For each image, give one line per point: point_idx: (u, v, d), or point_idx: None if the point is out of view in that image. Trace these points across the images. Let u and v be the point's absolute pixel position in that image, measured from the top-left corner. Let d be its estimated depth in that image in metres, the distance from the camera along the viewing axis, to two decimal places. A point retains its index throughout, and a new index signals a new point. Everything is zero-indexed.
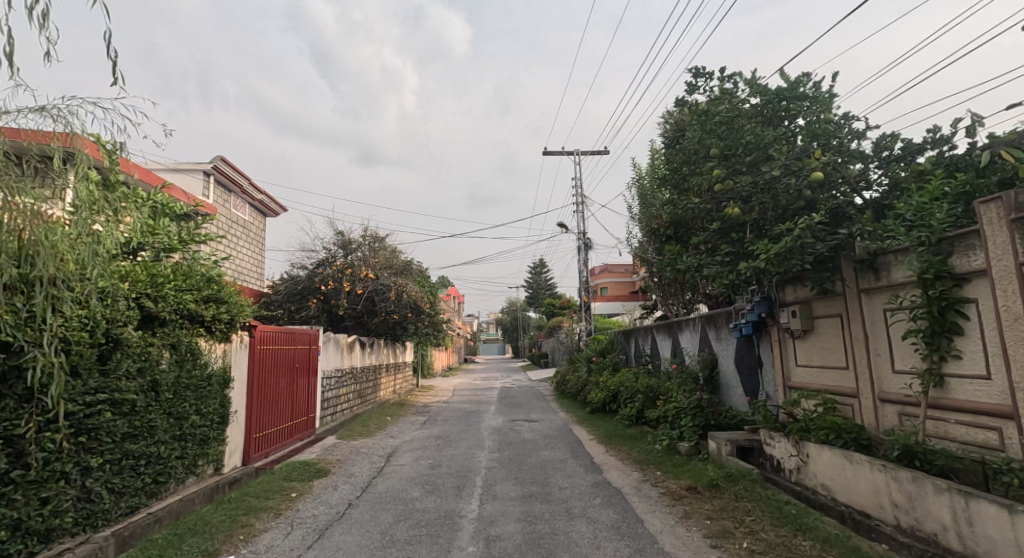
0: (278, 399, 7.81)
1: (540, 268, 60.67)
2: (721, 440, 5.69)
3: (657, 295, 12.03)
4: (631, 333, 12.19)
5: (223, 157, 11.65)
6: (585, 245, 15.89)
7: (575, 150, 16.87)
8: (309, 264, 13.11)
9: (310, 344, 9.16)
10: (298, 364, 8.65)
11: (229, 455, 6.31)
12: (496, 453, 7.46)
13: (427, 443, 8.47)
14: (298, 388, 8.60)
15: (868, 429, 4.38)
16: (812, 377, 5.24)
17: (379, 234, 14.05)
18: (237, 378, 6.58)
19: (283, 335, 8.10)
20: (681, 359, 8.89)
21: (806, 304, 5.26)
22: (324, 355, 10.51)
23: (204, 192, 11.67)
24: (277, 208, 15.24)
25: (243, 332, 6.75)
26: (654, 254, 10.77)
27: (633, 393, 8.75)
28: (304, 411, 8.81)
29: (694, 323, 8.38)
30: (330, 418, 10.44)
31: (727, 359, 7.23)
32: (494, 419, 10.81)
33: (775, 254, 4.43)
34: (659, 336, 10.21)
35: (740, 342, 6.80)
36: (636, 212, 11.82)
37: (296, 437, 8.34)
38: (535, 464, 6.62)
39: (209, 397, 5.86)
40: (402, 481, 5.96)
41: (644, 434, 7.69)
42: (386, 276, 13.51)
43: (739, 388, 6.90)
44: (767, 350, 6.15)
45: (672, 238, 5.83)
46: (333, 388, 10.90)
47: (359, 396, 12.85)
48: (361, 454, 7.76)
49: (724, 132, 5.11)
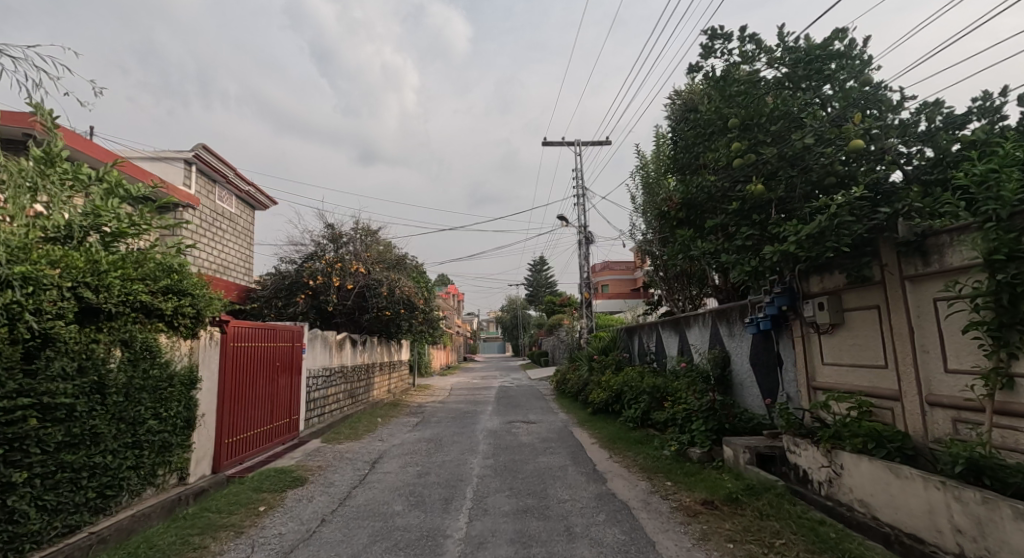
0: (256, 401, 7.25)
1: (540, 265, 60.07)
2: (738, 447, 5.12)
3: (661, 290, 11.47)
4: (635, 330, 11.62)
5: (205, 146, 11.08)
6: (586, 239, 15.32)
7: (575, 141, 16.27)
8: (297, 258, 12.54)
9: (292, 341, 8.59)
10: (279, 363, 8.09)
11: (196, 464, 5.75)
12: (490, 458, 6.88)
13: (416, 448, 7.89)
14: (279, 388, 8.04)
15: (913, 437, 3.81)
16: (842, 377, 4.68)
17: (371, 227, 13.47)
18: (206, 379, 6.01)
19: (262, 331, 7.54)
20: (689, 357, 8.33)
21: (836, 295, 4.69)
22: (310, 353, 9.94)
23: (185, 182, 11.09)
24: (266, 200, 14.66)
25: (213, 328, 6.18)
26: (659, 246, 10.20)
27: (638, 394, 8.16)
28: (286, 413, 8.24)
29: (704, 319, 7.83)
30: (316, 420, 9.89)
31: (741, 357, 6.67)
32: (490, 421, 10.24)
33: (806, 236, 3.86)
34: (665, 334, 9.65)
35: (756, 338, 6.23)
36: (639, 203, 11.25)
37: (276, 441, 7.79)
38: (532, 471, 6.05)
39: (171, 400, 5.29)
40: (384, 493, 5.38)
41: (650, 438, 7.12)
42: (377, 271, 12.95)
43: (754, 388, 6.34)
44: (788, 347, 5.58)
45: (682, 222, 5.27)
46: (320, 387, 10.34)
47: (349, 396, 12.29)
48: (345, 459, 7.20)
49: (743, 100, 4.54)
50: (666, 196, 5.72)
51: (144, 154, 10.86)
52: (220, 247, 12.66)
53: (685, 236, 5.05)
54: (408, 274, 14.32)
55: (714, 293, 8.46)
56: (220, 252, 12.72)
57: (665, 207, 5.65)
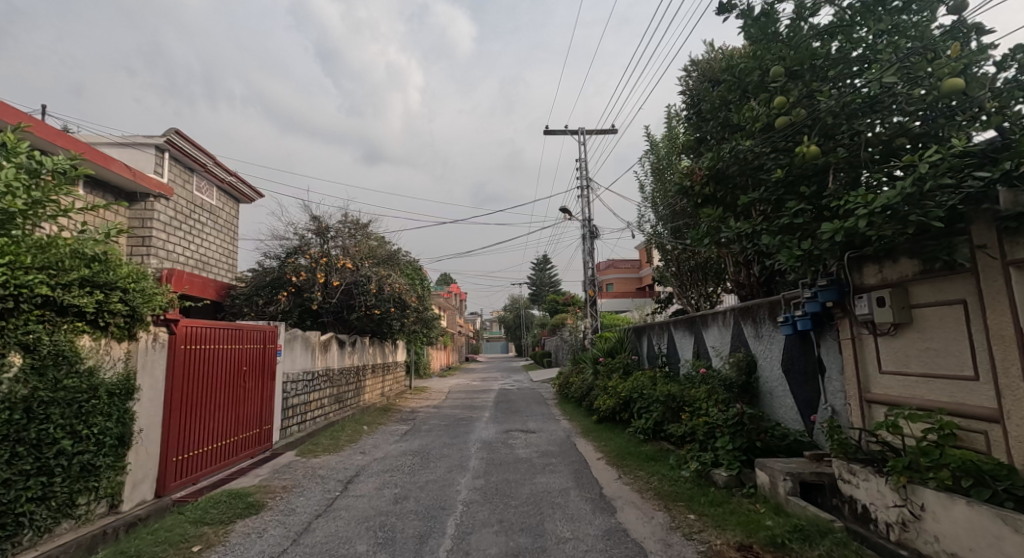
0: (217, 411, 6.41)
1: (544, 264, 59.07)
2: (776, 471, 4.20)
3: (673, 286, 10.55)
4: (645, 329, 10.71)
5: (178, 132, 10.25)
6: (591, 233, 14.41)
7: (580, 130, 15.34)
8: (280, 252, 11.63)
9: (263, 343, 7.73)
10: (247, 367, 7.23)
11: (132, 489, 4.87)
12: (481, 478, 6.00)
13: (401, 463, 7.02)
14: (246, 396, 7.17)
15: (1022, 472, 2.92)
16: (908, 390, 3.77)
17: (361, 220, 12.62)
18: (147, 388, 5.15)
19: (225, 332, 6.69)
20: (706, 360, 7.45)
21: (902, 287, 3.78)
22: (290, 355, 9.10)
23: (157, 170, 10.26)
24: (250, 192, 13.82)
25: (158, 328, 5.34)
26: (672, 238, 9.29)
27: (651, 403, 7.23)
28: (255, 423, 7.39)
29: (724, 318, 6.92)
30: (295, 429, 9.05)
31: (771, 363, 5.77)
32: (485, 429, 9.39)
33: (881, 210, 2.96)
34: (678, 334, 8.74)
35: (791, 340, 5.31)
36: (648, 192, 10.35)
37: (241, 455, 6.92)
38: (528, 497, 5.16)
39: (96, 415, 4.41)
40: (350, 525, 4.52)
41: (665, 455, 6.23)
42: (366, 267, 12.12)
43: (788, 399, 5.42)
44: (831, 350, 4.68)
45: (708, 201, 4.37)
46: (301, 393, 9.49)
47: (336, 401, 11.45)
48: (316, 477, 6.32)
49: (789, 43, 3.66)
50: (686, 169, 4.83)
51: (112, 140, 10.03)
52: (199, 242, 11.85)
53: (711, 216, 4.16)
54: (400, 270, 13.51)
55: (736, 290, 7.54)
56: (199, 247, 11.89)
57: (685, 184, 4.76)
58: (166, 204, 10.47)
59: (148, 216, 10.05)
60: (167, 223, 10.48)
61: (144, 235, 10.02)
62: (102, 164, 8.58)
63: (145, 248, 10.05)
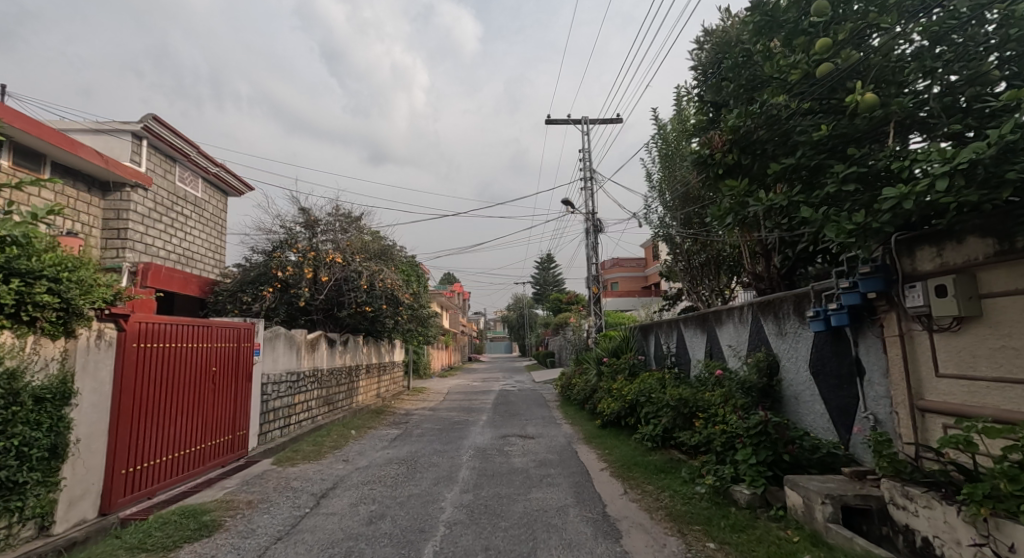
0: (179, 416, 5.81)
1: (548, 262, 58.40)
2: (812, 492, 3.54)
3: (682, 281, 9.90)
4: (652, 328, 10.05)
5: (155, 117, 9.66)
6: (595, 227, 13.74)
7: (583, 120, 14.68)
8: (265, 246, 11.11)
9: (238, 342, 7.14)
10: (216, 368, 6.64)
11: (68, 508, 4.25)
12: (470, 492, 5.38)
13: (384, 473, 6.39)
14: (215, 399, 6.56)
15: None
16: (977, 397, 3.11)
17: (353, 214, 12.01)
18: (89, 391, 4.54)
19: (191, 329, 6.11)
20: (720, 361, 6.79)
21: (969, 273, 3.12)
22: (271, 355, 8.51)
23: (134, 159, 9.69)
24: (240, 185, 13.24)
25: (103, 324, 4.72)
26: (681, 229, 8.64)
27: (660, 408, 6.58)
28: (226, 428, 6.78)
29: (741, 314, 6.26)
30: (278, 434, 8.48)
31: (796, 364, 5.10)
32: (481, 434, 8.77)
33: (964, 169, 2.30)
34: (689, 332, 8.08)
35: (821, 338, 4.65)
36: (656, 180, 9.70)
37: (209, 464, 6.31)
38: (520, 517, 4.52)
39: (21, 424, 3.79)
40: (313, 552, 3.89)
41: (677, 466, 5.58)
42: (357, 262, 11.52)
43: (819, 405, 4.75)
44: (873, 349, 4.01)
45: (732, 171, 3.78)
46: (284, 396, 8.90)
47: (325, 403, 10.87)
48: (288, 490, 5.69)
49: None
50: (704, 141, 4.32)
51: (86, 126, 9.48)
52: (182, 235, 11.27)
53: (734, 188, 3.55)
54: (395, 265, 12.91)
55: (753, 284, 6.88)
56: (183, 241, 11.31)
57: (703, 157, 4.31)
58: (144, 195, 9.90)
59: (125, 207, 9.49)
60: (145, 215, 9.91)
61: (118, 227, 9.44)
62: (68, 150, 8.07)
63: (121, 241, 9.47)
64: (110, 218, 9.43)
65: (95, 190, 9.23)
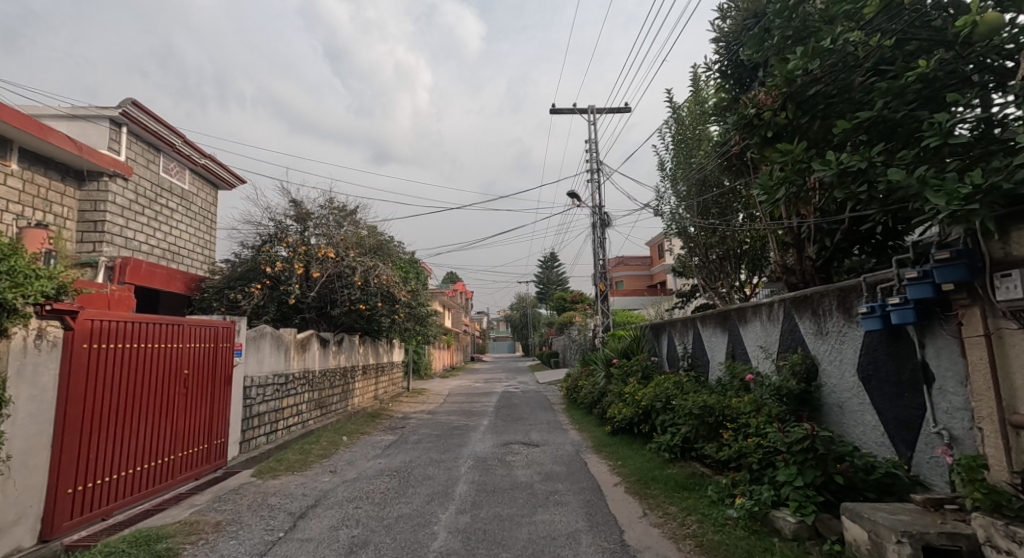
0: (144, 425, 5.21)
1: (551, 261, 57.69)
2: (882, 528, 2.88)
3: (697, 277, 9.26)
4: (665, 327, 9.39)
5: (136, 102, 9.08)
6: (602, 222, 13.10)
7: (589, 108, 14.00)
8: (254, 241, 10.52)
9: (214, 342, 6.54)
10: (189, 370, 6.04)
11: None
12: (468, 512, 4.75)
13: (373, 487, 5.77)
14: (188, 405, 5.96)
15: None
16: None
17: (348, 207, 11.44)
18: (26, 400, 3.92)
19: (156, 328, 5.51)
20: (745, 363, 6.14)
21: None
22: (256, 356, 7.91)
23: (112, 146, 9.09)
24: (231, 178, 12.70)
25: (43, 322, 4.10)
26: (698, 220, 8.02)
27: (679, 415, 5.93)
28: (201, 437, 6.18)
29: (771, 311, 5.60)
30: (262, 441, 7.88)
31: (840, 368, 4.46)
32: (482, 441, 8.15)
33: None
34: (708, 332, 7.41)
35: (872, 339, 4.01)
36: (668, 168, 9.08)
37: (179, 477, 5.69)
38: (525, 546, 3.87)
39: None
40: None
41: (701, 483, 4.94)
42: (351, 257, 10.92)
43: (870, 416, 4.10)
44: (944, 351, 3.36)
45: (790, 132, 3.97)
46: (271, 400, 8.30)
47: (318, 406, 10.28)
48: (263, 509, 5.05)
49: None
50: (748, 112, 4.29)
51: (60, 111, 8.88)
52: (167, 229, 10.67)
53: (791, 152, 3.56)
54: (392, 261, 12.33)
55: (782, 277, 6.24)
56: (168, 235, 10.72)
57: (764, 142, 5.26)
58: (124, 185, 9.31)
59: (102, 198, 8.90)
60: (125, 207, 9.32)
61: (95, 219, 8.84)
62: (37, 136, 7.45)
63: (98, 234, 8.87)
64: (86, 210, 8.84)
65: (69, 180, 8.64)
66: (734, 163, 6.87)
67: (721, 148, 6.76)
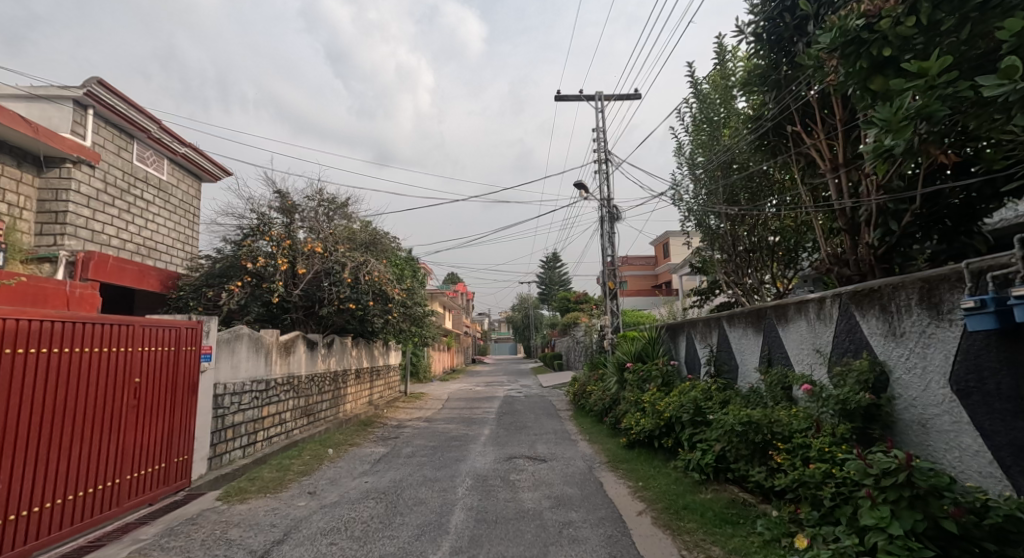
0: (81, 445, 4.39)
1: (552, 261, 56.89)
2: None
3: (719, 273, 8.42)
4: (683, 327, 8.54)
5: (102, 81, 8.27)
6: (611, 216, 12.25)
7: (596, 95, 13.17)
8: (234, 235, 9.70)
9: (175, 346, 5.70)
10: (143, 379, 5.20)
11: None
12: (465, 551, 3.92)
13: (355, 515, 4.93)
14: (142, 418, 5.13)
15: None
16: None
17: (338, 198, 10.64)
18: None
19: (97, 329, 4.67)
20: (787, 369, 5.28)
21: None
22: (231, 361, 7.06)
23: (76, 130, 8.28)
24: (216, 170, 11.91)
25: None
26: (725, 207, 7.19)
27: (712, 430, 5.08)
28: (159, 456, 5.35)
29: (822, 308, 4.75)
30: (236, 456, 7.04)
31: (921, 379, 3.61)
32: (483, 455, 7.31)
33: None
34: (737, 332, 6.56)
35: (977, 341, 3.17)
36: (687, 153, 8.26)
37: (127, 505, 4.87)
38: None
39: None
40: None
41: (746, 515, 4.09)
42: (340, 252, 10.10)
43: (971, 439, 3.26)
44: None
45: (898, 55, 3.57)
46: (249, 409, 7.46)
47: (304, 414, 9.44)
48: (219, 546, 4.18)
49: None
50: (842, 46, 3.71)
51: (19, 91, 8.08)
52: (143, 222, 9.86)
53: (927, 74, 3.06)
54: (386, 258, 11.50)
55: (830, 269, 5.41)
56: (144, 230, 9.91)
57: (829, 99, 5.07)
58: (90, 173, 8.50)
59: (65, 186, 8.08)
60: (91, 197, 8.51)
61: (57, 209, 8.03)
62: None
63: (60, 225, 8.03)
64: (46, 199, 8.02)
65: (26, 166, 7.82)
66: (770, 140, 6.03)
67: (757, 123, 5.95)
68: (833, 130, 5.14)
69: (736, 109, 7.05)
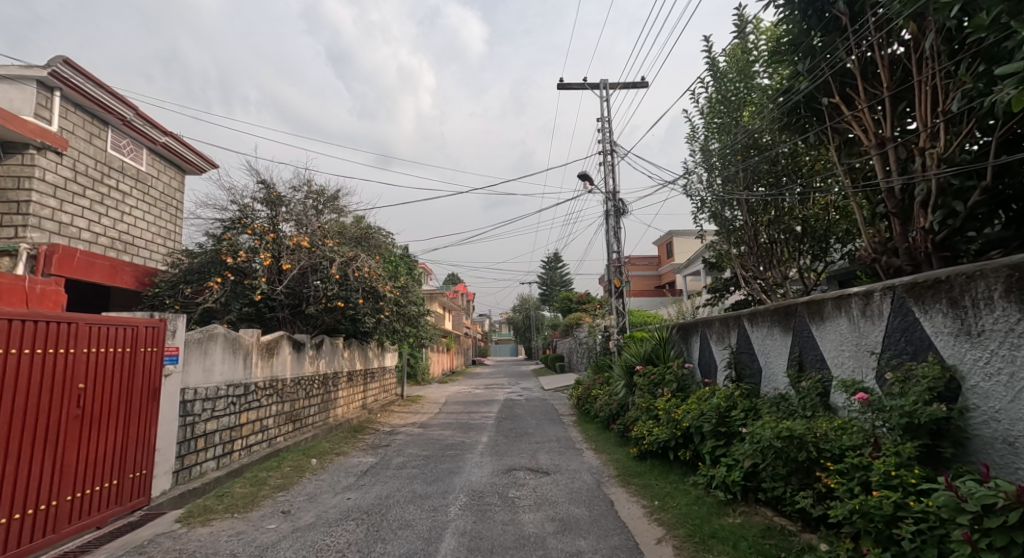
0: (5, 462, 3.73)
1: (552, 261, 56.29)
2: None
3: (735, 269, 7.77)
4: (697, 327, 7.89)
5: (68, 60, 7.65)
6: (616, 210, 11.61)
7: (601, 83, 12.55)
8: (215, 228, 9.07)
9: (131, 348, 5.07)
10: (90, 385, 4.55)
11: None
12: None
13: (330, 541, 4.28)
14: (88, 430, 4.48)
15: None
16: None
17: (327, 190, 10.03)
18: None
19: (32, 327, 4.03)
20: (824, 374, 4.62)
21: None
22: (203, 364, 6.42)
23: (40, 113, 7.67)
24: (200, 161, 11.28)
25: None
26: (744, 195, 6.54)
27: (740, 443, 4.42)
28: (107, 474, 4.69)
29: (869, 303, 4.10)
30: (208, 469, 6.38)
31: (1009, 388, 2.97)
32: (480, 466, 6.66)
33: None
34: (762, 331, 5.91)
35: None
36: (700, 137, 7.64)
37: (65, 531, 4.19)
38: None
39: None
40: None
41: (788, 549, 3.42)
42: (328, 247, 9.49)
43: None
44: None
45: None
46: (224, 417, 6.82)
47: (289, 420, 8.80)
48: None
49: None
50: None
51: None
52: (118, 215, 9.23)
53: None
54: (378, 255, 10.88)
55: (872, 260, 4.76)
56: (119, 223, 9.27)
57: (882, 55, 4.42)
58: (57, 160, 7.88)
59: (27, 173, 7.45)
60: (58, 186, 7.88)
61: (18, 199, 7.38)
62: None
63: (21, 216, 7.39)
64: (7, 188, 7.38)
65: None
66: (800, 116, 5.38)
67: (785, 96, 5.31)
68: (880, 98, 4.49)
69: (758, 86, 6.40)
